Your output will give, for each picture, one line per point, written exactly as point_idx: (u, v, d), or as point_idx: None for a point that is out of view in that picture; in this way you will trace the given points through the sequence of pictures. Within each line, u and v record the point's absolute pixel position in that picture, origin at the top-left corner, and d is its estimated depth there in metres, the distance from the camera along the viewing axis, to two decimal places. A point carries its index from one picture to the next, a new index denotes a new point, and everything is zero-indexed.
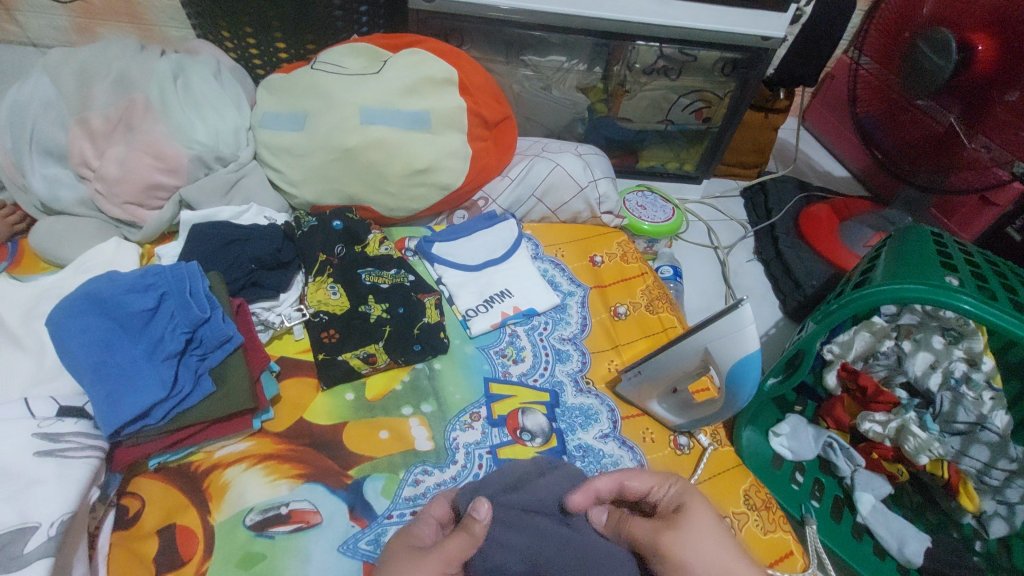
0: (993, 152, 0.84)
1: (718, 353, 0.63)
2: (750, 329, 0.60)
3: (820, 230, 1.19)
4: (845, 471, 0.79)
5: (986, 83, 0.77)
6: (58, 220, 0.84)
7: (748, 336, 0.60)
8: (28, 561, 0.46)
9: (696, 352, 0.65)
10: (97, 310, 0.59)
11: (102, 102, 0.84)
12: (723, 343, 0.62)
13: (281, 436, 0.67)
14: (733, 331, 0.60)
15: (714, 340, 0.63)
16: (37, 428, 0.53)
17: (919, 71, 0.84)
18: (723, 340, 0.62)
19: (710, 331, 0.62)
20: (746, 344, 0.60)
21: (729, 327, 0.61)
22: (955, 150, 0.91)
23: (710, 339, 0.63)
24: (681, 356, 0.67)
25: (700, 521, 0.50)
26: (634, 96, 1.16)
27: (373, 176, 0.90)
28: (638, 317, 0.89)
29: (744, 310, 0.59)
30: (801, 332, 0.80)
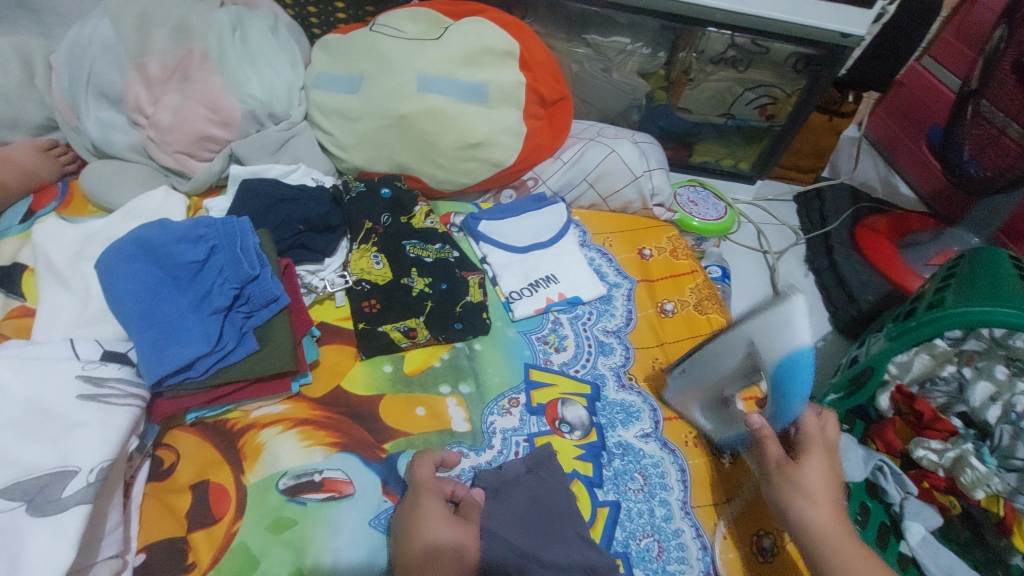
0: None
1: (761, 352, 0.60)
2: (799, 325, 0.58)
3: (879, 242, 1.13)
4: (894, 498, 0.75)
5: None
6: (108, 164, 0.83)
7: (797, 327, 0.57)
8: (67, 505, 0.45)
9: (740, 347, 0.63)
10: (147, 258, 0.58)
11: (160, 49, 0.83)
12: (768, 338, 0.60)
13: (318, 402, 0.65)
14: (779, 323, 0.59)
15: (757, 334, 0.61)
16: (81, 370, 0.52)
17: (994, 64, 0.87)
18: (766, 335, 0.60)
19: (758, 324, 0.61)
20: (793, 340, 0.57)
21: (776, 321, 0.59)
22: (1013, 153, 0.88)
23: (755, 333, 0.61)
24: (727, 352, 0.65)
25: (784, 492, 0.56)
26: (697, 85, 1.10)
27: (424, 146, 0.87)
28: (684, 314, 0.85)
29: (789, 308, 0.58)
30: (869, 345, 0.79)
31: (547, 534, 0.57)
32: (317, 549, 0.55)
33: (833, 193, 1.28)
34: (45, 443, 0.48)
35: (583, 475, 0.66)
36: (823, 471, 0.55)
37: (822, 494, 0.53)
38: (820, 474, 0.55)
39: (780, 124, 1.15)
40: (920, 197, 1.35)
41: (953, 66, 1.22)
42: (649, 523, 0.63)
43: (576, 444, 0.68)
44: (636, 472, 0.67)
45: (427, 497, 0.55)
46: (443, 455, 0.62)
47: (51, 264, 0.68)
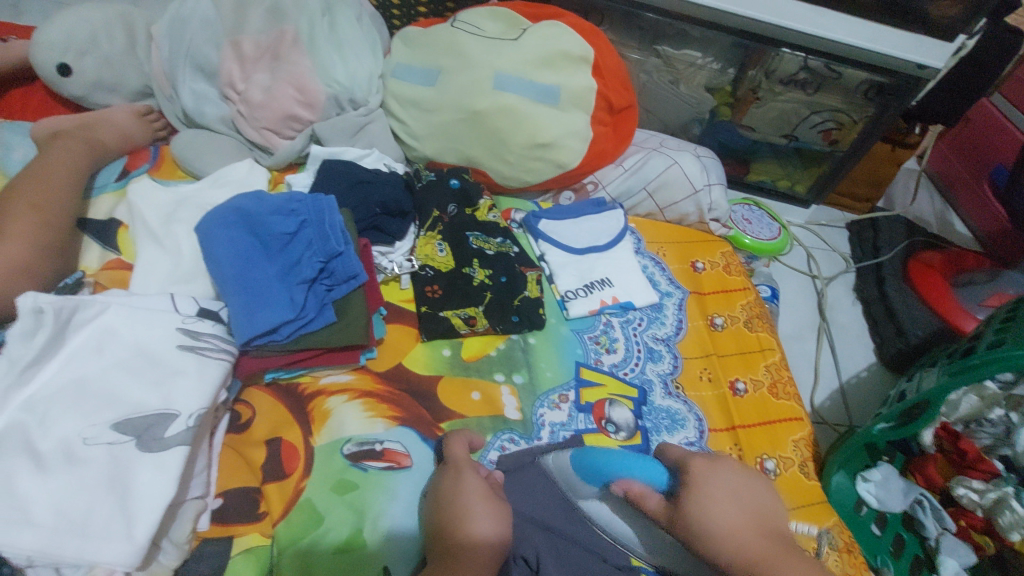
0: None
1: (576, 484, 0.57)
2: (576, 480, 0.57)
3: (932, 281, 1.12)
4: (931, 533, 0.75)
5: None
6: (198, 133, 0.88)
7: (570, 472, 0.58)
8: (169, 445, 0.49)
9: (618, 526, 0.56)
10: (243, 225, 0.63)
11: (255, 27, 0.88)
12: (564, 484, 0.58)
13: (381, 376, 0.69)
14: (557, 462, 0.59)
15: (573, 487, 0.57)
16: (181, 324, 0.57)
17: None
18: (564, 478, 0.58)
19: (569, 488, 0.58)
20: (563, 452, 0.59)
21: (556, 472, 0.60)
22: None
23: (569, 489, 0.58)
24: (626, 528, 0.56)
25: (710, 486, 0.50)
26: (764, 104, 1.10)
27: (495, 142, 0.90)
28: (757, 396, 0.79)
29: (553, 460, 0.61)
30: (923, 379, 0.76)
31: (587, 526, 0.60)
32: (376, 513, 0.58)
33: (889, 224, 1.26)
34: (150, 385, 0.52)
35: None
36: (727, 518, 0.48)
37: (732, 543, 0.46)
38: (723, 498, 0.49)
39: (843, 150, 1.15)
40: (979, 237, 1.32)
41: None
42: None
43: (621, 444, 0.70)
44: None
45: (468, 472, 0.58)
46: (473, 435, 0.64)
47: (146, 222, 0.73)
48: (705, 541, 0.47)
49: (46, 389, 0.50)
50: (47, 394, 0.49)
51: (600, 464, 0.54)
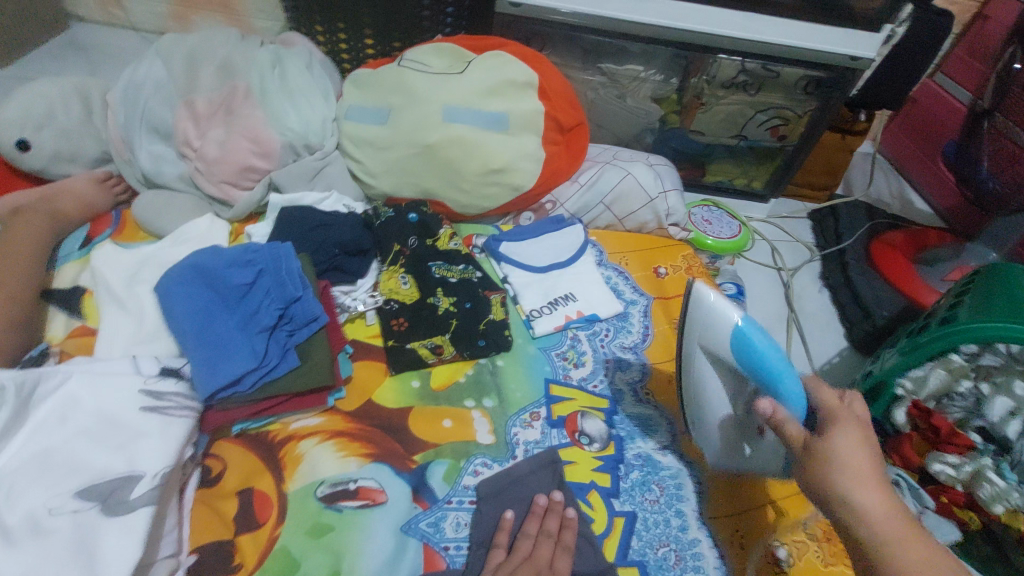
0: None
1: (714, 345, 0.62)
2: (715, 297, 0.62)
3: (893, 261, 1.15)
4: (912, 512, 0.75)
5: None
6: (157, 194, 0.89)
7: (716, 330, 0.62)
8: (135, 506, 0.50)
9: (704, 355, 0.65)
10: (201, 280, 0.64)
11: (207, 86, 0.91)
12: (708, 333, 0.63)
13: (351, 415, 0.70)
14: (710, 310, 0.62)
15: (699, 334, 0.64)
16: (144, 384, 0.57)
17: None
18: (709, 330, 0.62)
19: (694, 325, 0.64)
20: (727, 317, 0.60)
21: (705, 307, 0.62)
22: None
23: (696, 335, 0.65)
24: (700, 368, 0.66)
25: (844, 445, 0.50)
26: (710, 109, 1.14)
27: (449, 173, 0.92)
28: None
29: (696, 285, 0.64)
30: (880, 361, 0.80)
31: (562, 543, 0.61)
32: (353, 552, 0.58)
33: (848, 209, 1.30)
34: (114, 450, 0.53)
35: (601, 486, 0.69)
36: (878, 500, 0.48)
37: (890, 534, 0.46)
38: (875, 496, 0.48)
39: (792, 144, 1.18)
40: (941, 216, 1.35)
41: (966, 83, 1.24)
42: (665, 534, 0.66)
43: (594, 455, 0.71)
44: (652, 484, 0.70)
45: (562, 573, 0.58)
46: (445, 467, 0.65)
47: (109, 286, 0.74)
48: (849, 513, 0.48)
49: (9, 464, 0.50)
50: (11, 468, 0.50)
51: (758, 348, 0.58)
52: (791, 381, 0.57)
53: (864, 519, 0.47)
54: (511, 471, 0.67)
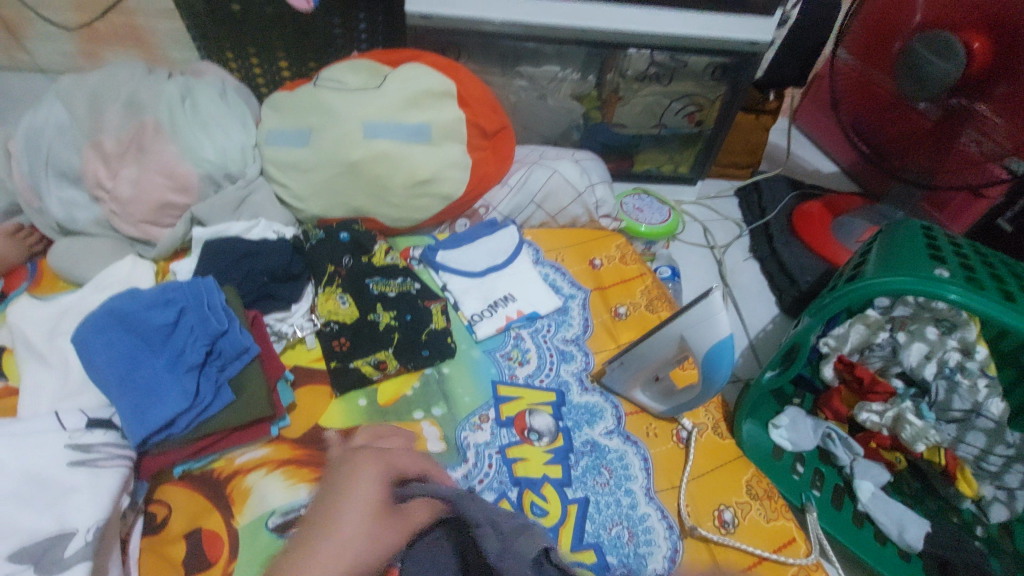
0: (984, 148, 0.87)
1: (693, 341, 0.65)
2: (723, 315, 0.62)
3: (814, 226, 1.22)
4: (844, 460, 0.81)
5: (987, 76, 0.80)
6: (74, 241, 0.86)
7: (719, 323, 0.62)
8: (69, 564, 0.48)
9: (673, 341, 0.68)
10: (121, 326, 0.62)
11: (114, 125, 0.88)
12: (697, 331, 0.64)
13: (298, 441, 0.69)
14: (705, 318, 0.63)
15: (688, 328, 0.65)
16: (69, 439, 0.55)
17: (919, 76, 0.82)
18: (697, 328, 0.64)
19: (687, 319, 0.65)
20: (717, 330, 0.62)
21: (703, 314, 0.63)
22: (948, 146, 0.94)
23: (685, 327, 0.65)
24: (661, 345, 0.69)
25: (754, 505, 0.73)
26: (628, 102, 1.18)
27: (377, 189, 0.93)
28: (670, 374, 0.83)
29: (715, 297, 0.62)
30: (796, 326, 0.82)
31: None
32: None
33: (770, 184, 1.38)
34: (42, 509, 0.51)
35: (554, 477, 0.71)
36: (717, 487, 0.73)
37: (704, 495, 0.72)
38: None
39: (710, 128, 1.24)
40: (846, 171, 1.46)
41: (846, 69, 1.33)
42: (617, 513, 0.69)
43: (544, 450, 0.73)
44: (602, 468, 0.72)
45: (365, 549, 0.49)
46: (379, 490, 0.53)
47: (28, 343, 0.71)
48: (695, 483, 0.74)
49: None
50: None
51: (724, 360, 0.63)
52: (721, 369, 0.64)
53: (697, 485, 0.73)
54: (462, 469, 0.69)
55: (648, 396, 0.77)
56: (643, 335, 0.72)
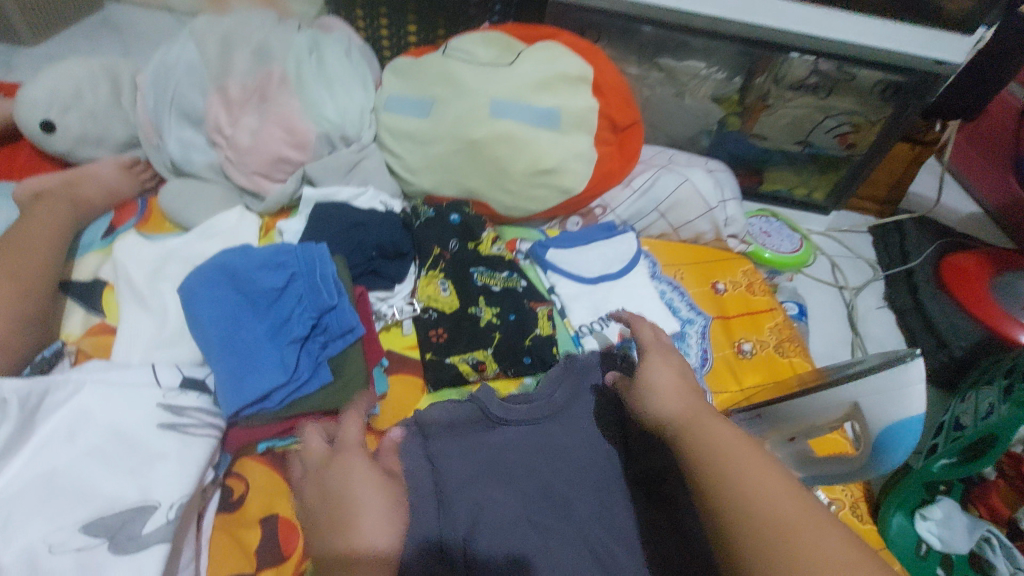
0: None
1: (871, 412, 0.52)
2: (919, 388, 0.50)
3: (969, 282, 1.04)
4: (1003, 575, 0.65)
5: None
6: (186, 183, 0.83)
7: (913, 396, 0.50)
8: (147, 543, 0.42)
9: (840, 405, 0.54)
10: (229, 284, 0.58)
11: (241, 70, 0.84)
12: (883, 402, 0.51)
13: (385, 434, 0.64)
14: (900, 388, 0.50)
15: (867, 397, 0.52)
16: (162, 398, 0.51)
17: None
18: (881, 400, 0.51)
19: (867, 383, 0.52)
20: (911, 405, 0.50)
21: (895, 383, 0.51)
22: None
23: (861, 392, 0.52)
24: (818, 407, 0.56)
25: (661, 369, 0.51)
26: (774, 112, 1.05)
27: (496, 172, 0.85)
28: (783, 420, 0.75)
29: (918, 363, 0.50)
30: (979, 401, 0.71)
31: None
32: None
33: (916, 227, 1.20)
34: (127, 474, 0.46)
35: None
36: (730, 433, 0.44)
37: (730, 467, 0.41)
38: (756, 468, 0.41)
39: (860, 154, 1.09)
40: (992, 214, 1.31)
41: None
42: None
43: None
44: None
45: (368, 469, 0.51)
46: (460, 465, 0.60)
47: (130, 282, 0.69)
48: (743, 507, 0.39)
49: (11, 486, 0.44)
50: (14, 493, 0.44)
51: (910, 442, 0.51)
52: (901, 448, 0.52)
53: (749, 496, 0.39)
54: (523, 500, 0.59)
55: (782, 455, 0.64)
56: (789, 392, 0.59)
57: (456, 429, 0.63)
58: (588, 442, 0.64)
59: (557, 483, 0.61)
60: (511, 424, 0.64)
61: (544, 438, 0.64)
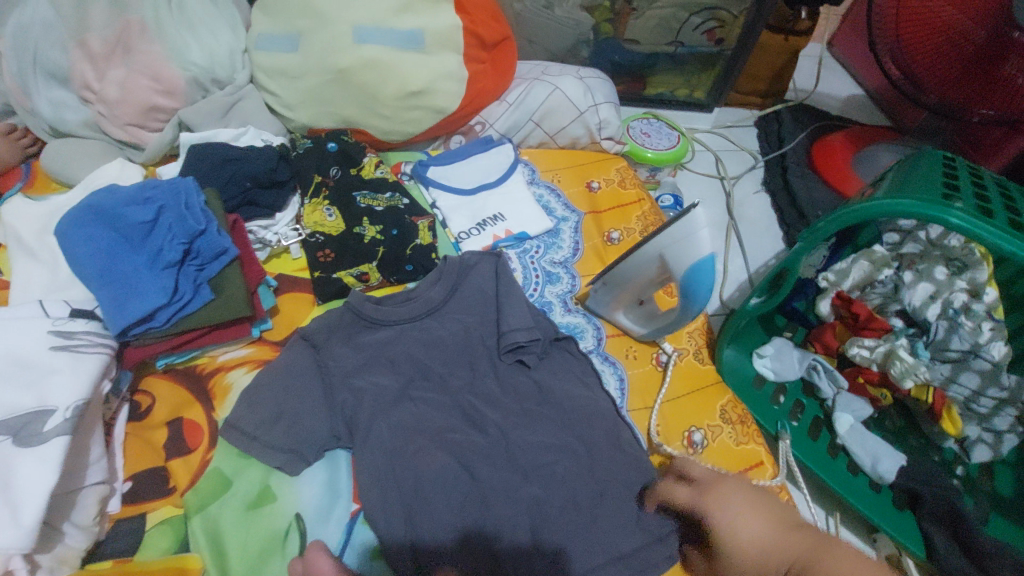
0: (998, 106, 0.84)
1: (673, 259, 0.64)
2: (704, 233, 0.63)
3: (835, 160, 1.14)
4: (827, 393, 0.79)
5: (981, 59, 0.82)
6: (65, 142, 0.86)
7: (701, 239, 0.62)
8: (48, 437, 0.51)
9: (653, 260, 0.67)
10: (101, 222, 0.63)
11: (100, 22, 0.82)
12: (679, 249, 0.64)
13: (278, 343, 0.72)
14: (688, 235, 0.62)
15: (670, 246, 0.64)
16: (52, 326, 0.58)
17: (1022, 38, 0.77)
18: (679, 246, 0.63)
19: (668, 235, 0.64)
20: (699, 247, 0.62)
21: (686, 231, 0.63)
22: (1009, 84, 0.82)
23: (665, 244, 0.64)
24: (641, 264, 0.69)
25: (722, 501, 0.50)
26: (642, 15, 1.11)
27: (367, 98, 0.89)
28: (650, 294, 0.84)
29: (696, 212, 0.62)
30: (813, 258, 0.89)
31: (488, 458, 0.65)
32: (288, 490, 0.61)
33: (792, 115, 1.27)
34: (23, 388, 0.53)
35: None
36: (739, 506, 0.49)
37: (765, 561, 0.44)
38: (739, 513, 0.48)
39: (730, 49, 1.15)
40: (871, 96, 1.37)
41: None
42: None
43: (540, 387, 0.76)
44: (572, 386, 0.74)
45: None
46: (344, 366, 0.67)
47: (20, 239, 0.72)
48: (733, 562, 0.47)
49: None
50: None
51: (707, 278, 0.63)
52: (706, 276, 0.64)
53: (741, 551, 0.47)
54: (405, 381, 0.69)
55: (631, 318, 0.77)
56: (623, 255, 0.72)
57: (338, 331, 0.69)
58: (462, 329, 0.73)
59: (434, 365, 0.71)
60: (385, 324, 0.71)
61: (422, 332, 0.72)
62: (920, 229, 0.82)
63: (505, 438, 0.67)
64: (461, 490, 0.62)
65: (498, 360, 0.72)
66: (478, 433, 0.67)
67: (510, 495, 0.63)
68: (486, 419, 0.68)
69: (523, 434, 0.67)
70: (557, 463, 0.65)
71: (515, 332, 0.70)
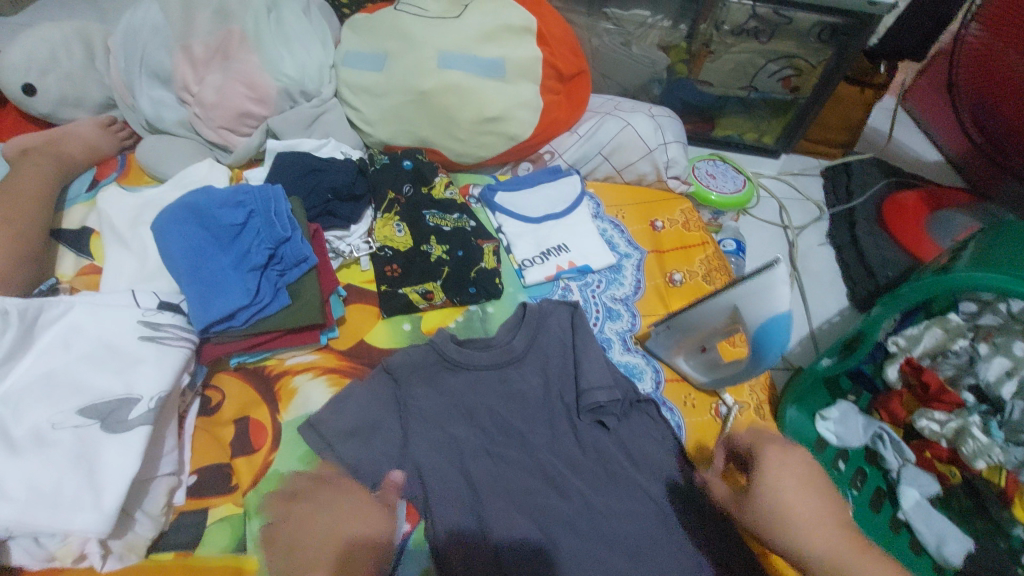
0: None
1: (747, 313, 0.64)
2: (784, 288, 0.61)
3: (906, 218, 1.11)
4: (892, 464, 0.76)
5: None
6: (158, 139, 0.90)
7: (778, 295, 0.61)
8: (133, 425, 0.53)
9: (725, 310, 0.66)
10: (195, 219, 0.66)
11: (203, 30, 0.88)
12: (754, 302, 0.63)
13: (344, 352, 0.73)
14: (767, 289, 0.62)
15: (744, 299, 0.64)
16: (141, 316, 0.60)
17: None
18: (755, 300, 0.63)
19: (744, 288, 0.63)
20: (777, 303, 0.61)
21: (763, 285, 0.62)
22: None
23: (740, 297, 0.64)
24: (710, 313, 0.68)
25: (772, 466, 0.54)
26: (718, 58, 1.08)
27: (444, 120, 0.91)
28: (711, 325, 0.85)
29: (778, 268, 0.61)
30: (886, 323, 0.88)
31: (536, 498, 0.64)
32: None
33: (862, 166, 1.25)
34: (113, 373, 0.56)
35: None
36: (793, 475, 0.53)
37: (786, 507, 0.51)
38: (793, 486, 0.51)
39: (805, 96, 1.13)
40: (949, 158, 1.32)
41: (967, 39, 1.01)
42: None
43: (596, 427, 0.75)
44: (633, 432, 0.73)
45: None
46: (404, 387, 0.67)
47: (113, 227, 0.75)
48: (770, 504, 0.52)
49: (19, 381, 0.53)
50: (20, 386, 0.53)
51: (782, 336, 0.62)
52: (780, 335, 0.62)
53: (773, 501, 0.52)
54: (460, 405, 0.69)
55: (690, 364, 0.76)
56: (691, 302, 0.71)
57: (420, 369, 0.68)
58: (541, 381, 0.71)
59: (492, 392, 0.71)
60: (467, 368, 0.69)
61: (502, 383, 0.70)
62: (1001, 300, 0.73)
63: (556, 474, 0.66)
64: (508, 523, 0.61)
65: (576, 419, 0.70)
66: (529, 464, 0.66)
67: (560, 532, 0.62)
68: (537, 452, 0.67)
69: (577, 473, 0.66)
70: (610, 504, 0.64)
71: (597, 391, 0.68)
